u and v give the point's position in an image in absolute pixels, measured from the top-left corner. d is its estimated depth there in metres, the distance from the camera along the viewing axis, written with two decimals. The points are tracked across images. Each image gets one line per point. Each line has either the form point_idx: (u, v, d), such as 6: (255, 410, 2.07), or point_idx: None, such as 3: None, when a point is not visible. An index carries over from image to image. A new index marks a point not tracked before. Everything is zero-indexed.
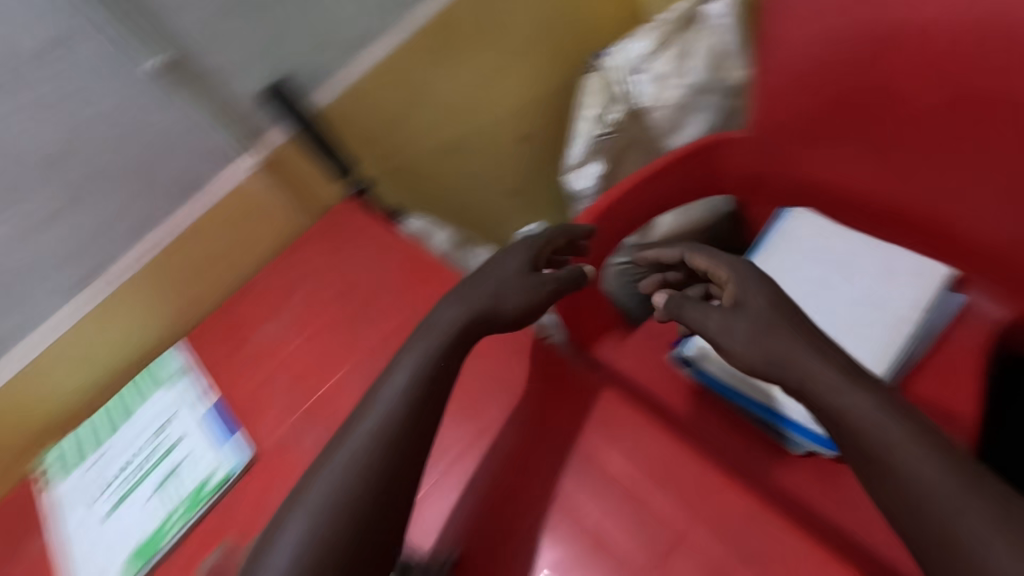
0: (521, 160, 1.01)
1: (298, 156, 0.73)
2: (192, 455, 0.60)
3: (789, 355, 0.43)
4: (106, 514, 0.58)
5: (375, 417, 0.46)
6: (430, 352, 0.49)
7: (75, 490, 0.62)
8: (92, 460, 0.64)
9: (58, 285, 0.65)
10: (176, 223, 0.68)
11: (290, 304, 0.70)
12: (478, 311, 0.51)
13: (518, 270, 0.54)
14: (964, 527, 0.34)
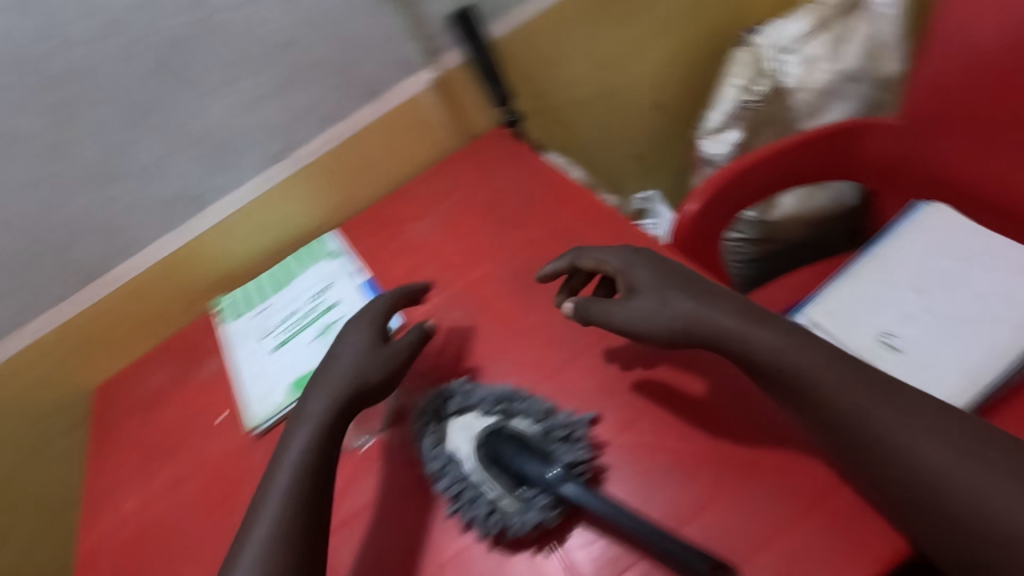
0: (652, 125, 1.05)
1: (467, 79, 0.80)
2: (347, 316, 0.67)
3: (697, 315, 0.45)
4: (273, 352, 0.67)
5: (290, 458, 0.47)
6: (331, 400, 0.50)
7: (246, 331, 0.71)
8: (259, 310, 0.73)
9: (252, 160, 0.73)
10: (358, 119, 0.76)
11: (439, 209, 0.77)
12: (346, 386, 0.51)
13: (366, 348, 0.53)
14: (897, 441, 0.38)
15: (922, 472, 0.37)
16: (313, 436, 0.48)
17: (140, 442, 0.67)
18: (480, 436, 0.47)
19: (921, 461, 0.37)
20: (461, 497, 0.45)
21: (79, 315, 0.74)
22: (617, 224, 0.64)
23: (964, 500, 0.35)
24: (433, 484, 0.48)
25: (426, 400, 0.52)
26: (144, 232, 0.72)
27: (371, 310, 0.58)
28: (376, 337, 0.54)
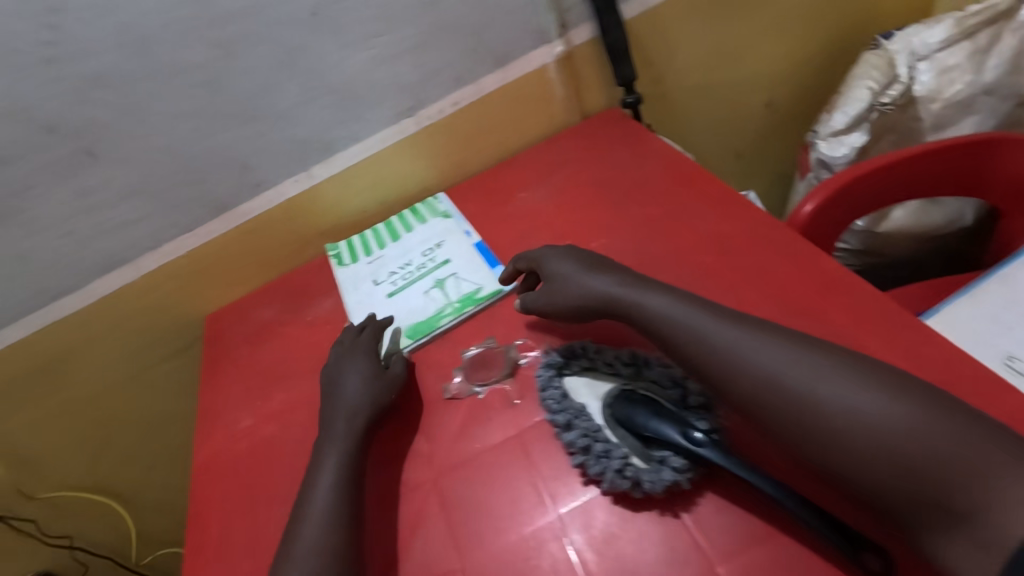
0: (760, 123, 1.03)
1: (592, 55, 0.81)
2: (460, 273, 0.69)
3: (608, 293, 0.53)
4: (387, 298, 0.70)
5: (325, 468, 0.51)
6: (350, 414, 0.54)
7: (358, 277, 0.74)
8: (372, 258, 0.76)
9: (381, 114, 0.75)
10: (485, 85, 0.78)
11: (552, 179, 0.77)
12: (358, 410, 0.54)
13: (368, 373, 0.57)
14: (819, 398, 0.41)
15: (808, 409, 0.40)
16: (346, 448, 0.52)
17: (251, 369, 0.70)
18: (609, 396, 0.50)
19: (809, 399, 0.41)
20: (590, 449, 0.46)
21: (198, 247, 0.75)
22: (743, 208, 0.63)
23: (851, 432, 0.39)
24: (557, 437, 0.50)
25: (551, 358, 0.54)
26: (274, 172, 0.74)
27: (351, 341, 0.62)
28: (368, 362, 0.59)
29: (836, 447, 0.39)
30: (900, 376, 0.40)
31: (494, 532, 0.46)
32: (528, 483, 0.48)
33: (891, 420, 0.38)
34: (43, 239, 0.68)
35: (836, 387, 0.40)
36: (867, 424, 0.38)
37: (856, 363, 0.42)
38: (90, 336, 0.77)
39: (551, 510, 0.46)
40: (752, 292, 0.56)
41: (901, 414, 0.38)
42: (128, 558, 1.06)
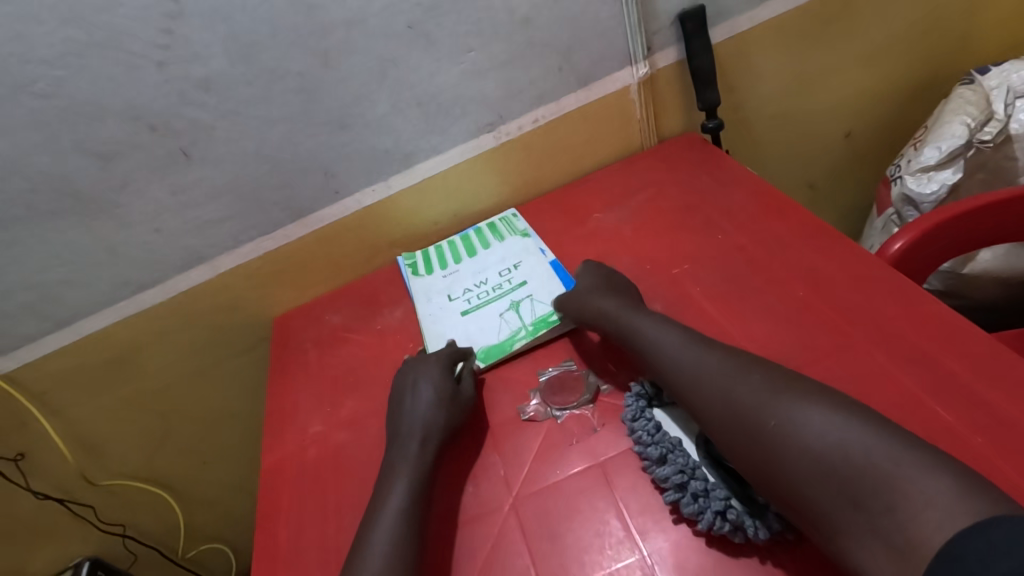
0: (836, 154, 1.00)
1: (674, 78, 0.80)
2: (536, 297, 0.68)
3: (612, 309, 0.57)
4: (461, 315, 0.69)
5: (397, 489, 0.50)
6: (423, 435, 0.53)
7: (432, 290, 0.74)
8: (447, 272, 0.76)
9: (462, 128, 0.75)
10: (567, 104, 0.78)
11: (629, 201, 0.76)
12: (433, 429, 0.53)
13: (447, 392, 0.56)
14: (771, 418, 0.42)
15: (754, 428, 0.43)
16: (417, 471, 0.51)
17: (322, 373, 0.70)
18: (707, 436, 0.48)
19: (755, 420, 0.43)
20: (688, 486, 0.45)
21: (276, 249, 0.77)
22: (837, 242, 0.61)
23: (783, 450, 0.41)
24: (646, 471, 0.48)
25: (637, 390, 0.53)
26: (354, 181, 0.75)
27: (421, 358, 0.61)
28: (447, 380, 0.57)
29: (772, 463, 0.41)
30: (853, 403, 0.42)
31: (579, 567, 0.45)
32: (614, 514, 0.47)
33: (826, 441, 0.39)
34: (134, 234, 0.70)
35: (782, 407, 0.42)
36: (800, 444, 0.40)
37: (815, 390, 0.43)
38: (165, 329, 0.79)
39: (637, 549, 0.44)
40: (851, 332, 0.53)
41: (834, 437, 0.39)
42: (173, 550, 1.08)
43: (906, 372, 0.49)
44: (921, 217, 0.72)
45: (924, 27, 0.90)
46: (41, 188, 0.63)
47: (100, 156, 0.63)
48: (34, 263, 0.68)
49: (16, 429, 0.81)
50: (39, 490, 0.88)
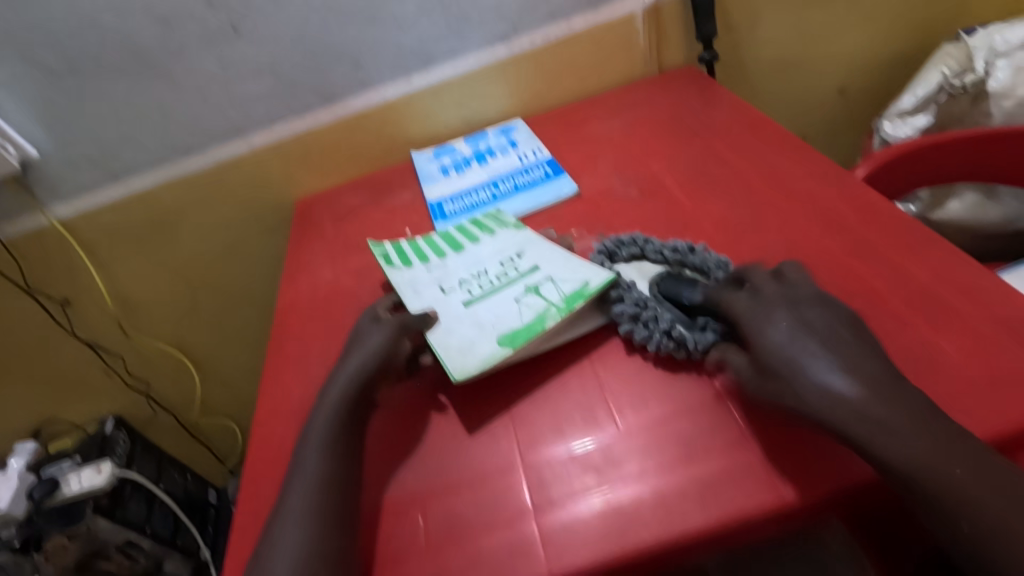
0: (830, 107, 1.07)
1: (677, 10, 0.88)
2: (554, 275, 0.58)
3: (804, 360, 0.41)
4: (464, 306, 0.58)
5: (315, 443, 0.47)
6: (350, 381, 0.50)
7: (417, 285, 0.62)
8: (431, 266, 0.64)
9: (479, 36, 0.84)
10: (575, 24, 0.86)
11: (623, 116, 0.84)
12: (362, 379, 0.50)
13: (379, 350, 0.52)
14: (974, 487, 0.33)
15: (804, 375, 0.40)
16: (336, 427, 0.48)
17: (335, 238, 0.80)
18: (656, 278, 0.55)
19: (808, 370, 0.40)
20: (637, 316, 0.52)
21: (303, 131, 0.86)
22: (799, 147, 0.67)
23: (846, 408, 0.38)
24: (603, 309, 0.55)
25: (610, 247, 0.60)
26: (378, 74, 0.84)
27: (366, 320, 0.57)
28: (385, 337, 0.53)
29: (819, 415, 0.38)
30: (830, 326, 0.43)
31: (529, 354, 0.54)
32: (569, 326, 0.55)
33: (888, 408, 0.37)
34: (184, 99, 0.80)
35: (827, 366, 0.40)
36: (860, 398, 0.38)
37: (845, 330, 0.42)
38: (201, 197, 0.89)
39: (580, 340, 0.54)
40: (794, 210, 0.59)
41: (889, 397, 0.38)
42: (187, 419, 1.19)
43: (832, 239, 0.55)
44: (875, 153, 0.81)
45: None
46: (110, 44, 0.74)
47: (163, 21, 0.74)
48: (98, 115, 0.79)
49: (66, 274, 0.92)
50: (83, 337, 1.00)
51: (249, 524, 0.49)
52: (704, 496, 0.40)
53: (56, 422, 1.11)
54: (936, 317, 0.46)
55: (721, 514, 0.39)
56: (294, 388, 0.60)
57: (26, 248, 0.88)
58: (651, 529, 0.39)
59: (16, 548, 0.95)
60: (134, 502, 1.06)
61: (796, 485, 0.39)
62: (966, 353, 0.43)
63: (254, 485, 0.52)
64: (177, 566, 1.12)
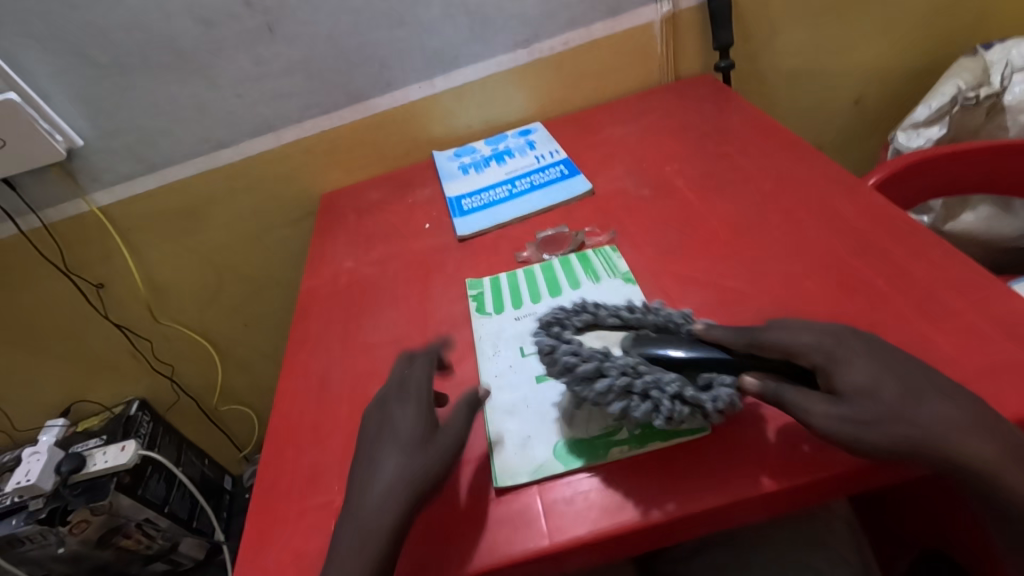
0: (846, 119, 1.08)
1: (694, 20, 0.90)
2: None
3: (898, 414, 0.37)
4: (534, 381, 0.52)
5: (354, 564, 0.40)
6: (389, 495, 0.43)
7: (500, 337, 0.58)
8: (521, 313, 0.60)
9: (502, 41, 0.87)
10: (594, 31, 0.88)
11: (639, 120, 0.86)
12: (412, 450, 0.45)
13: (421, 420, 0.47)
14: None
15: (909, 399, 0.38)
16: (380, 555, 0.40)
17: (357, 230, 0.83)
18: (628, 341, 0.46)
19: (919, 396, 0.38)
20: (633, 386, 0.42)
21: (330, 128, 0.90)
22: (809, 152, 0.69)
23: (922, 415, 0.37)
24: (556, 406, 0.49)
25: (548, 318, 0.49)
26: (404, 75, 0.88)
27: (394, 380, 0.52)
28: (423, 409, 0.48)
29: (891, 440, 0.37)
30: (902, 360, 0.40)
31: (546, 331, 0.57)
32: None
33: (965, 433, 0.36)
34: (220, 95, 0.85)
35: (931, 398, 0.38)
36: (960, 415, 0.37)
37: (888, 351, 0.41)
38: (232, 189, 0.93)
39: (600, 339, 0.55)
40: (801, 211, 0.61)
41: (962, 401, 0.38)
42: (208, 405, 1.23)
43: (838, 239, 0.56)
44: (884, 163, 0.82)
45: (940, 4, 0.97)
46: (154, 43, 0.79)
47: (205, 21, 0.79)
48: (140, 109, 0.84)
49: (102, 259, 0.97)
50: (114, 320, 1.05)
51: (269, 489, 0.52)
52: (697, 478, 0.42)
53: (85, 403, 1.15)
54: (936, 313, 0.47)
55: (712, 496, 0.41)
56: (314, 368, 0.63)
57: (66, 233, 0.93)
58: (646, 504, 0.42)
59: (43, 519, 0.97)
60: (155, 482, 1.09)
61: (791, 469, 0.41)
62: (963, 348, 0.44)
63: (274, 456, 0.55)
64: (192, 546, 1.15)
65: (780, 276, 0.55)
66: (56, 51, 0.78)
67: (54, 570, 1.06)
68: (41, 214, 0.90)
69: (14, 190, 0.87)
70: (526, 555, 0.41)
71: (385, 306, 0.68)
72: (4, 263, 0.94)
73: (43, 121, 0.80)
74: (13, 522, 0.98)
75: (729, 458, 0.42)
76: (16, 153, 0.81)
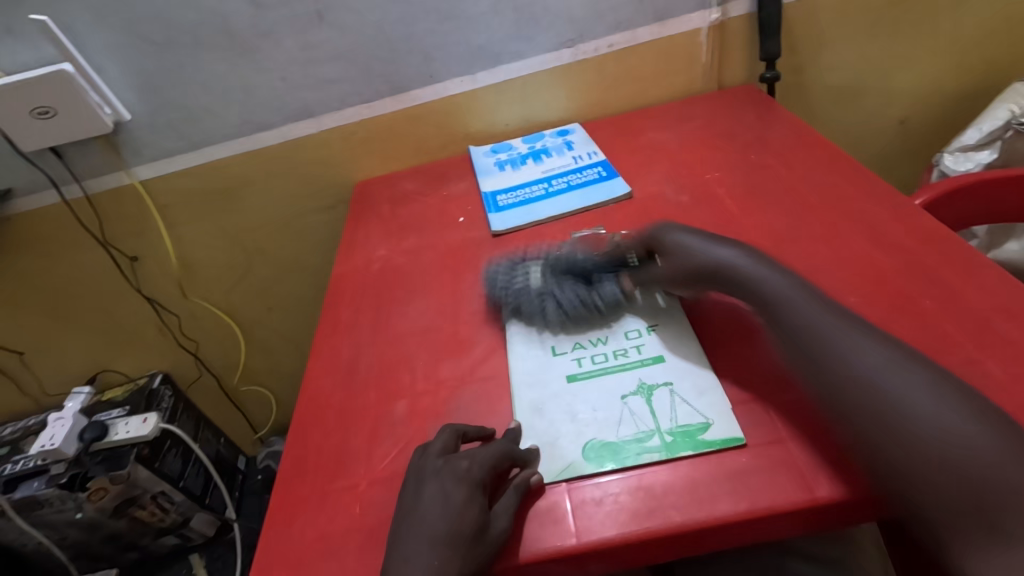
0: (891, 138, 1.06)
1: (742, 28, 0.89)
2: (680, 389, 0.48)
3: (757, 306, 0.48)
4: (565, 381, 0.52)
5: None
6: (448, 554, 0.41)
7: (531, 335, 0.58)
8: None
9: (547, 39, 0.87)
10: (640, 34, 0.88)
11: (680, 127, 0.86)
12: (462, 550, 0.41)
13: (472, 515, 0.42)
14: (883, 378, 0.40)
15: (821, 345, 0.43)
16: None
17: (392, 218, 0.84)
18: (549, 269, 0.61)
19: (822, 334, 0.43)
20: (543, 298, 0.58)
21: (370, 117, 0.91)
22: (855, 167, 0.67)
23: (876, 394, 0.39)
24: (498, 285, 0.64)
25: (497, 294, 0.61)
26: (447, 68, 0.88)
27: (431, 457, 0.46)
28: (475, 505, 0.43)
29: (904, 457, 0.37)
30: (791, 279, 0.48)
31: (580, 331, 0.57)
32: (617, 312, 0.58)
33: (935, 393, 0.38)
34: (265, 78, 0.86)
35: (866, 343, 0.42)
36: (877, 343, 0.42)
37: (760, 258, 0.51)
38: (269, 171, 0.94)
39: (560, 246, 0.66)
40: (847, 226, 0.60)
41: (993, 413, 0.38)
42: (229, 383, 1.24)
43: (885, 257, 0.55)
44: (930, 185, 0.80)
45: (997, 26, 0.95)
46: (206, 23, 0.81)
47: (257, 4, 0.80)
48: (186, 86, 0.85)
49: (137, 233, 0.98)
50: (145, 293, 1.07)
51: (294, 469, 0.52)
52: (729, 485, 0.41)
53: (111, 372, 1.18)
54: (988, 339, 0.46)
55: (739, 505, 0.40)
56: (344, 351, 0.63)
57: (107, 205, 0.94)
58: (677, 513, 0.41)
59: (63, 484, 0.99)
60: (172, 456, 1.10)
61: (827, 484, 0.40)
62: (1017, 377, 0.42)
63: (300, 435, 0.55)
64: (203, 523, 1.16)
65: (823, 291, 0.54)
66: (110, 25, 0.79)
67: (69, 534, 1.07)
68: (84, 184, 0.92)
69: (60, 159, 0.89)
70: (547, 555, 0.41)
71: (416, 295, 0.68)
72: (44, 230, 0.96)
73: (93, 93, 0.82)
74: (34, 485, 0.99)
75: (764, 474, 0.41)
76: (65, 122, 0.82)
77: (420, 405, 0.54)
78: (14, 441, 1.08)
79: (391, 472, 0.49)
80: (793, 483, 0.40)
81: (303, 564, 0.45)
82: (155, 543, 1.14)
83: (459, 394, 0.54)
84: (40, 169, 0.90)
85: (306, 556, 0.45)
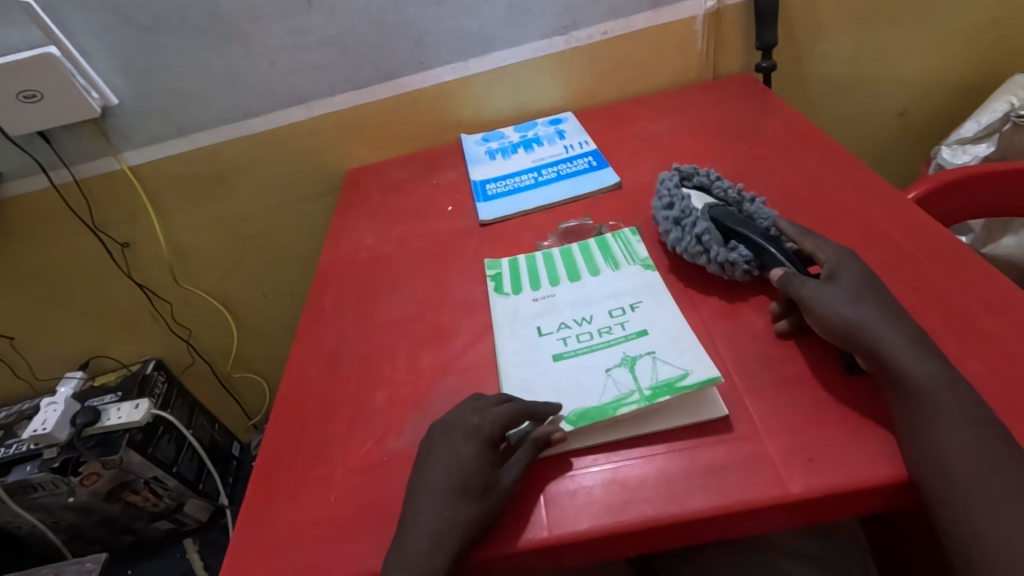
0: (889, 130, 1.05)
1: (738, 16, 0.87)
2: (662, 354, 0.48)
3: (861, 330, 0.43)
4: (552, 360, 0.52)
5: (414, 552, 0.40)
6: (453, 507, 0.41)
7: (516, 316, 0.58)
8: (539, 294, 0.60)
9: (539, 26, 0.86)
10: (634, 22, 0.86)
11: (672, 117, 0.84)
12: (458, 498, 0.42)
13: (479, 470, 0.43)
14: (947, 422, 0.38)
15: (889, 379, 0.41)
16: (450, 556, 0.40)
17: (380, 207, 0.83)
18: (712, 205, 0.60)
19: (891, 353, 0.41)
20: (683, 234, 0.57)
21: (360, 104, 0.90)
22: (845, 160, 0.66)
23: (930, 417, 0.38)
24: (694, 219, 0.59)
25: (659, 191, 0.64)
26: (438, 55, 0.87)
27: (445, 418, 0.47)
28: (484, 459, 0.44)
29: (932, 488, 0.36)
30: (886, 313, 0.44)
31: (567, 308, 0.57)
32: (599, 291, 0.58)
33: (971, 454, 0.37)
34: (254, 64, 0.85)
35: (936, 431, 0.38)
36: (939, 386, 0.39)
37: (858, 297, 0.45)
38: (259, 157, 0.93)
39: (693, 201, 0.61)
40: (833, 220, 0.59)
41: (978, 428, 0.38)
42: (222, 369, 1.25)
43: (872, 251, 0.54)
44: (922, 178, 0.80)
45: (999, 17, 0.93)
46: (193, 6, 0.79)
47: None
48: (176, 71, 0.84)
49: (127, 218, 0.98)
50: (136, 279, 1.06)
51: (273, 456, 0.52)
52: (739, 476, 0.40)
53: (104, 358, 1.18)
54: (967, 336, 0.45)
55: (736, 498, 0.39)
56: (327, 340, 0.63)
57: (97, 190, 0.94)
58: (674, 498, 0.40)
59: (56, 468, 0.99)
60: (165, 442, 1.10)
61: (816, 486, 0.39)
62: (994, 373, 0.42)
63: (280, 423, 0.55)
64: (197, 508, 1.17)
65: None
66: (96, 8, 0.78)
67: (64, 518, 1.08)
68: (73, 169, 0.92)
69: (49, 144, 0.89)
70: (521, 543, 0.41)
71: (401, 284, 0.67)
72: (33, 214, 0.96)
73: (80, 77, 0.81)
74: (26, 469, 1.00)
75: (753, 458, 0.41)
76: (52, 106, 0.82)
77: (400, 395, 0.54)
78: (9, 425, 1.09)
79: (367, 462, 0.49)
80: (780, 469, 0.40)
81: (279, 550, 0.45)
82: (148, 527, 1.15)
83: (439, 384, 0.54)
84: (29, 154, 0.90)
85: (280, 543, 0.45)
